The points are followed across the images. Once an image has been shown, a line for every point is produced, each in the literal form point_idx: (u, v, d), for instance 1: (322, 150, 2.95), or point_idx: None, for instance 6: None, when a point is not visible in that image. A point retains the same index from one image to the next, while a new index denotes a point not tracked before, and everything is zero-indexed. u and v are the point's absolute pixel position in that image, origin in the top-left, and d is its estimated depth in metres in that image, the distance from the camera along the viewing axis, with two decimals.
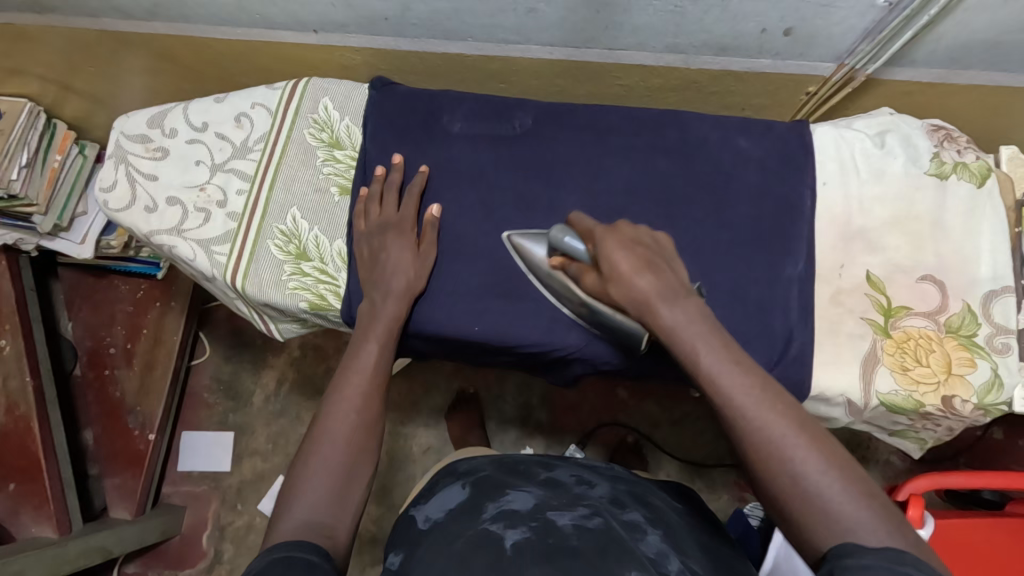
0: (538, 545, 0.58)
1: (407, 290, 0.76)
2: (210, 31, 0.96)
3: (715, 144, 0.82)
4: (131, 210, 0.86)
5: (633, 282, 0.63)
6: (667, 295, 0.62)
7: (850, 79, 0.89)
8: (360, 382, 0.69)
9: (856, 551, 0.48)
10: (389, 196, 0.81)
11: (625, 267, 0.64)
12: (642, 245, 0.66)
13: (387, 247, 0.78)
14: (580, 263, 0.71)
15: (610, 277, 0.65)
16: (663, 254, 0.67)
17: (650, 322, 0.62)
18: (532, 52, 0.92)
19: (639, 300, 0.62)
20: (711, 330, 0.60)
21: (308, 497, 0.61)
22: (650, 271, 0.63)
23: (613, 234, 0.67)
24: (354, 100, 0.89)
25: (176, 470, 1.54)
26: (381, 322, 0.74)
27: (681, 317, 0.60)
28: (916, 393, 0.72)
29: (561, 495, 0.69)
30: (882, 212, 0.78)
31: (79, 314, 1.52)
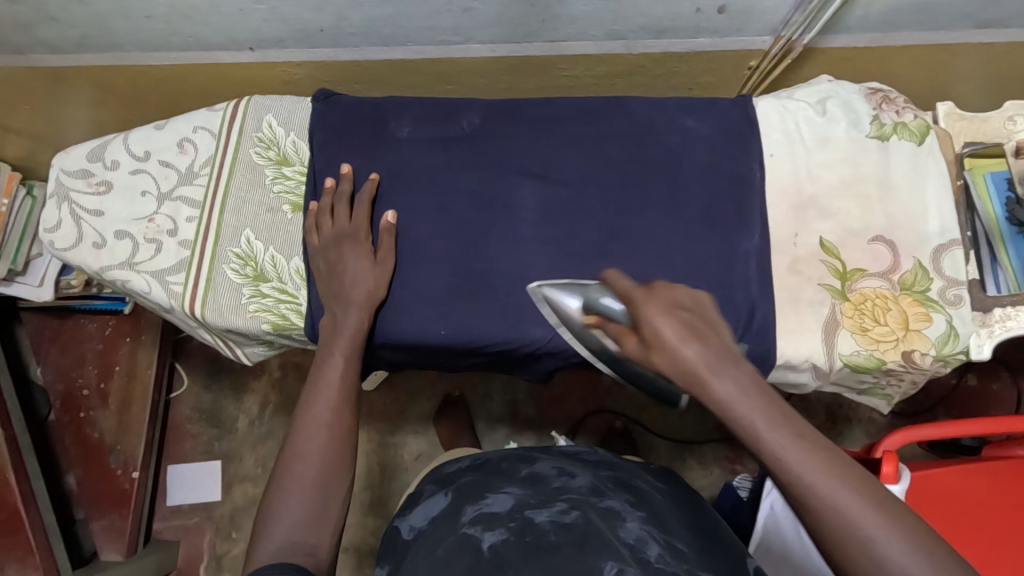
0: (514, 547, 0.59)
1: (368, 299, 0.76)
2: (144, 57, 0.94)
3: (662, 127, 0.82)
4: (79, 248, 0.84)
5: (680, 351, 0.54)
6: (719, 364, 0.53)
7: (789, 51, 0.90)
8: (328, 398, 0.68)
9: None
10: (340, 207, 0.80)
11: (668, 330, 0.55)
12: (685, 308, 0.57)
13: (343, 258, 0.77)
14: (619, 324, 0.62)
15: (653, 342, 0.56)
16: (708, 318, 0.58)
17: (698, 394, 0.54)
18: (473, 51, 0.92)
19: (690, 372, 0.53)
20: (772, 403, 0.52)
21: (285, 518, 0.59)
22: (698, 340, 0.54)
23: (653, 297, 0.58)
24: (298, 115, 0.88)
25: (166, 505, 1.51)
26: (344, 334, 0.73)
27: (736, 390, 0.52)
28: (878, 351, 0.73)
29: (542, 490, 0.69)
30: (830, 178, 0.79)
31: (48, 358, 1.49)
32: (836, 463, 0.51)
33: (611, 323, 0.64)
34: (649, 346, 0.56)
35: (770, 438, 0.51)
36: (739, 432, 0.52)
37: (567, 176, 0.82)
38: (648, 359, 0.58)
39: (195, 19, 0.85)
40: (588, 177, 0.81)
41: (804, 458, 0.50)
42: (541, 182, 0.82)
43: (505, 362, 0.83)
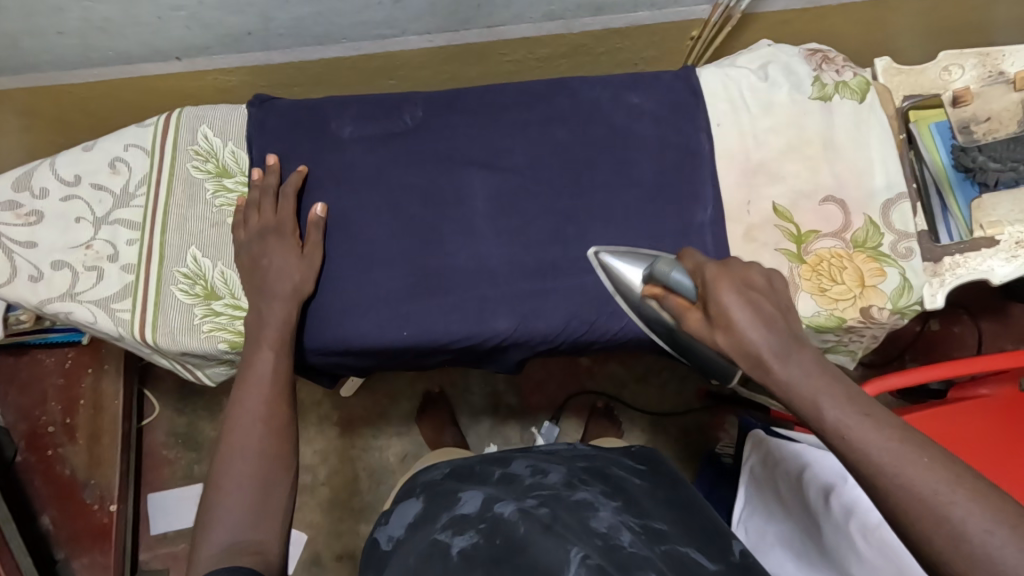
0: (483, 550, 0.58)
1: (295, 292, 0.74)
2: (66, 77, 0.90)
3: (607, 105, 0.81)
4: (14, 282, 0.79)
5: (745, 335, 0.52)
6: (784, 354, 0.52)
7: (728, 18, 0.90)
8: (257, 396, 0.69)
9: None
10: (267, 201, 0.77)
11: (737, 311, 0.53)
12: (758, 290, 0.55)
13: (263, 255, 0.75)
14: (682, 300, 0.59)
15: (717, 320, 0.54)
16: (782, 301, 0.56)
17: (762, 378, 0.53)
18: (410, 43, 0.89)
19: (753, 356, 0.52)
20: (840, 385, 0.50)
21: (225, 524, 0.61)
22: (766, 320, 0.53)
23: (726, 275, 0.55)
24: (234, 124, 0.84)
25: (150, 535, 1.47)
26: (270, 326, 0.72)
27: (801, 375, 0.51)
28: (837, 310, 0.74)
29: (514, 488, 0.69)
30: (777, 142, 0.79)
31: (6, 398, 1.43)
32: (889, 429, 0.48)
33: (673, 296, 0.60)
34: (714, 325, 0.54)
35: (827, 409, 0.49)
36: (799, 411, 0.51)
37: (517, 163, 0.80)
38: (710, 342, 0.56)
39: (111, 33, 0.81)
40: (538, 161, 0.80)
41: (860, 419, 0.48)
42: (490, 170, 0.81)
43: (461, 356, 0.82)
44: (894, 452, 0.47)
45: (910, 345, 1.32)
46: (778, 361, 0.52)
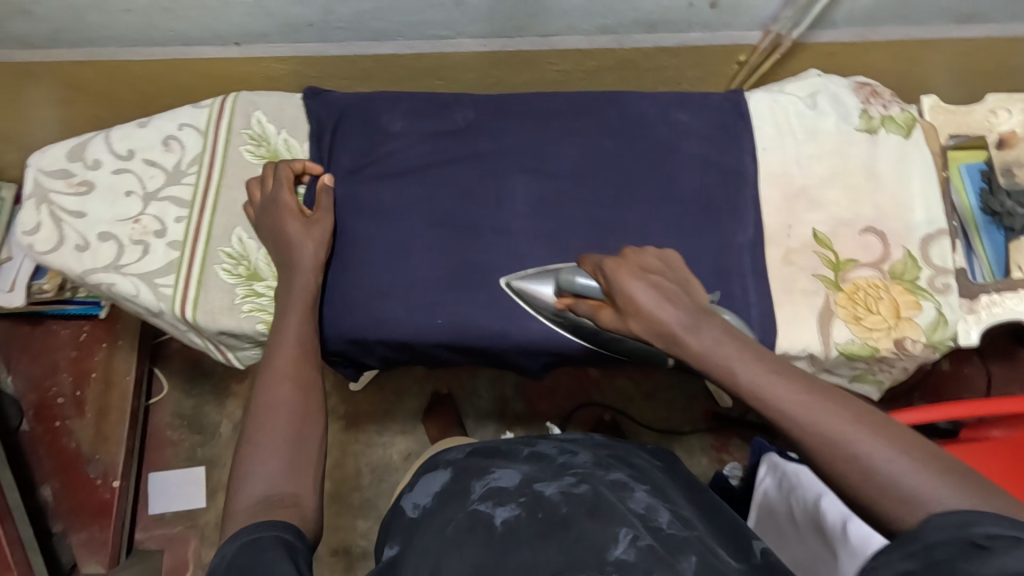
0: (527, 523, 0.59)
1: (316, 263, 0.75)
2: (123, 53, 0.91)
3: (656, 120, 0.83)
4: (60, 251, 0.80)
5: (656, 315, 0.54)
6: (692, 320, 0.54)
7: (777, 45, 0.91)
8: (296, 355, 0.68)
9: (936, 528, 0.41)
10: (270, 176, 0.79)
11: (643, 295, 0.55)
12: (654, 270, 0.58)
13: (304, 234, 0.76)
14: (591, 301, 0.64)
15: (624, 309, 0.56)
16: (682, 283, 0.59)
17: (682, 352, 0.54)
18: (464, 46, 0.91)
19: (666, 334, 0.54)
20: (752, 349, 0.52)
21: (259, 472, 0.58)
22: (670, 300, 0.55)
23: (623, 264, 0.59)
24: (288, 112, 0.86)
25: (148, 514, 1.47)
26: (297, 295, 0.73)
27: (713, 341, 0.52)
28: (871, 340, 0.75)
29: (546, 468, 0.70)
30: (820, 169, 0.81)
31: (18, 368, 1.44)
32: (799, 383, 0.49)
33: (582, 301, 0.65)
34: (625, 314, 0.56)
35: (737, 370, 0.50)
36: (717, 376, 0.52)
37: (564, 170, 0.81)
38: (627, 330, 0.58)
39: (175, 14, 0.83)
40: (583, 169, 0.81)
41: (769, 377, 0.50)
42: (537, 173, 0.81)
43: (489, 356, 0.82)
44: (801, 402, 0.48)
45: (920, 383, 1.32)
46: (687, 333, 0.53)
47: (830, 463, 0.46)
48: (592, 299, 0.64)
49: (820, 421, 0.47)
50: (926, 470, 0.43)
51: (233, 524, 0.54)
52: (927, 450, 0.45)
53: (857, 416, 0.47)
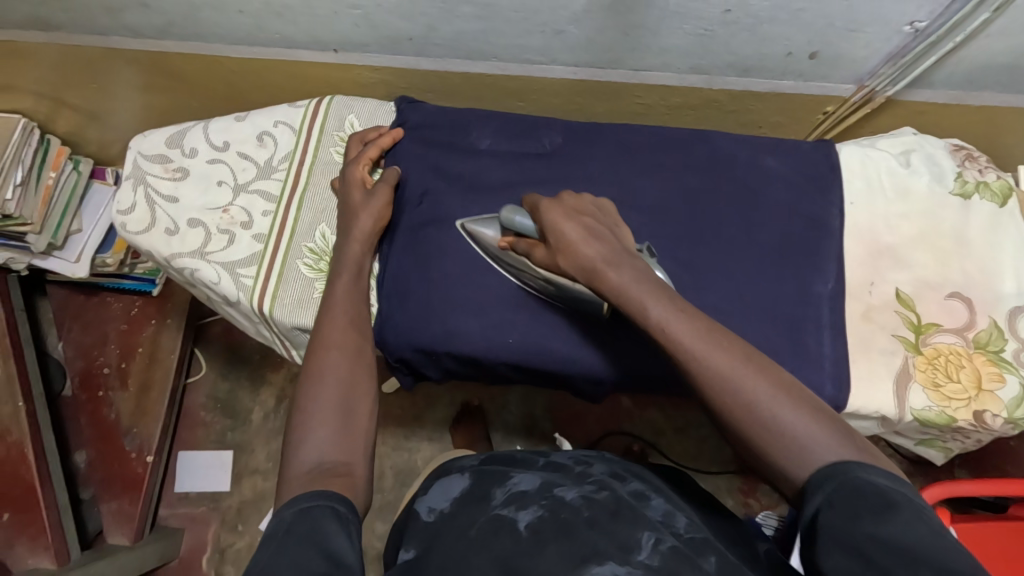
0: (550, 523, 0.60)
1: (371, 231, 0.79)
2: (224, 50, 0.94)
3: (743, 163, 0.83)
4: (151, 233, 0.84)
5: (582, 251, 0.64)
6: (613, 259, 0.62)
7: (869, 100, 0.91)
8: (345, 320, 0.70)
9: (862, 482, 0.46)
10: (354, 149, 0.85)
11: (567, 230, 0.65)
12: (585, 214, 0.68)
13: (363, 205, 0.80)
14: (530, 240, 0.72)
15: (556, 245, 0.66)
16: (607, 222, 0.69)
17: (600, 288, 0.62)
18: (555, 72, 0.92)
19: (587, 267, 0.63)
20: (659, 287, 0.60)
21: (315, 433, 0.59)
22: (595, 239, 0.65)
23: (558, 207, 0.69)
24: (380, 118, 0.89)
25: (173, 491, 1.50)
26: (348, 263, 0.76)
27: (630, 278, 0.60)
28: (949, 409, 0.73)
29: (565, 476, 0.71)
30: (908, 229, 0.80)
31: (70, 334, 1.48)
32: (700, 323, 0.56)
33: (522, 240, 0.73)
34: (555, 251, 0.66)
35: (648, 303, 0.58)
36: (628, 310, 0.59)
37: (648, 204, 0.81)
38: (556, 266, 0.68)
39: (284, 18, 0.86)
40: (667, 205, 0.81)
41: (675, 315, 0.56)
42: (621, 204, 0.81)
43: (551, 378, 0.83)
44: (696, 337, 0.54)
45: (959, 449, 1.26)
46: (610, 268, 0.62)
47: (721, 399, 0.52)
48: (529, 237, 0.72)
49: (714, 359, 0.53)
50: (802, 413, 0.50)
51: (290, 488, 0.55)
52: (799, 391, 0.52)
53: (748, 358, 0.53)
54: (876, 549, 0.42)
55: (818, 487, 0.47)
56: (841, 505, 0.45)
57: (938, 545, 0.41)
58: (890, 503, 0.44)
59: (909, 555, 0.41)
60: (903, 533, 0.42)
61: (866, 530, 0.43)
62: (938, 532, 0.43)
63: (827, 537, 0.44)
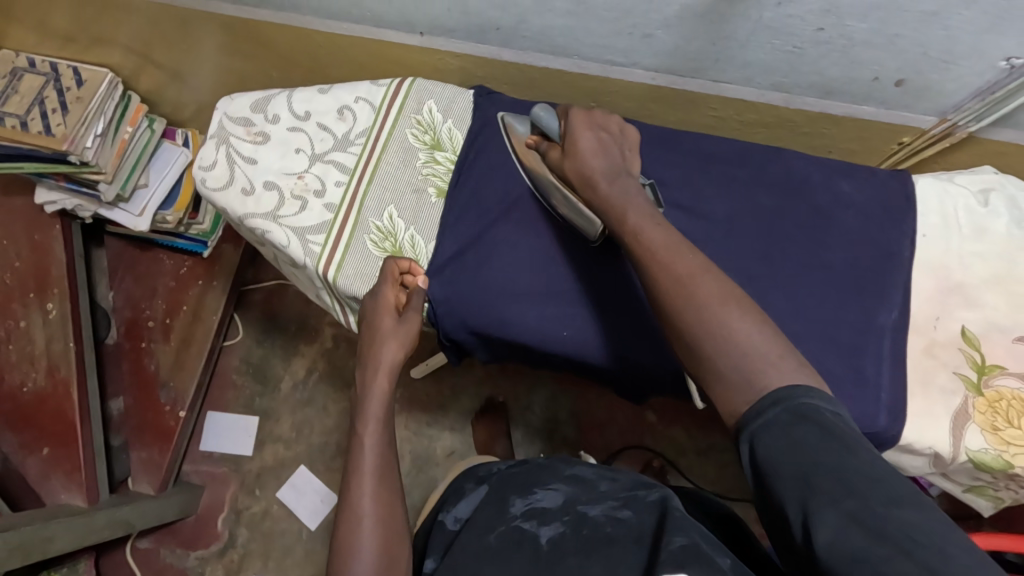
0: (571, 539, 0.66)
1: (396, 362, 0.74)
2: (315, 23, 0.98)
3: (818, 185, 0.82)
4: (228, 191, 0.87)
5: (589, 157, 0.74)
6: (609, 175, 0.73)
7: (949, 134, 0.90)
8: (373, 436, 0.70)
9: (799, 404, 0.51)
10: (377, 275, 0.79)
11: (583, 138, 0.75)
12: (608, 131, 0.77)
13: (391, 333, 0.75)
14: (551, 142, 0.80)
15: (570, 148, 0.75)
16: (625, 145, 0.78)
17: (590, 194, 0.73)
18: (633, 76, 0.93)
19: (588, 171, 0.73)
20: (641, 202, 0.70)
21: None
22: (603, 152, 0.74)
23: (585, 117, 0.78)
24: (458, 105, 0.91)
25: (198, 449, 1.54)
26: (381, 373, 0.73)
27: (619, 194, 0.70)
28: (1007, 453, 0.72)
29: (589, 490, 0.74)
30: (980, 269, 0.78)
31: (121, 284, 1.53)
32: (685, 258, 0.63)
33: (542, 140, 0.81)
34: (566, 150, 0.76)
35: (641, 228, 0.66)
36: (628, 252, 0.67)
37: (716, 214, 0.82)
38: (560, 165, 0.77)
39: None
40: (737, 217, 0.81)
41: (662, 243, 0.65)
42: (689, 212, 0.82)
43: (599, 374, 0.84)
44: (680, 272, 0.62)
45: None
46: (604, 180, 0.72)
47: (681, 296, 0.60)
48: (548, 137, 0.80)
49: (693, 292, 0.60)
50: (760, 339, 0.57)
51: None
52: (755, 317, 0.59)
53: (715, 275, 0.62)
54: (807, 475, 0.47)
55: (765, 413, 0.52)
56: (775, 437, 0.50)
57: (871, 469, 0.46)
58: (834, 439, 0.48)
59: (851, 484, 0.45)
60: (843, 464, 0.47)
61: (807, 460, 0.47)
62: (873, 462, 0.47)
63: (771, 467, 0.49)
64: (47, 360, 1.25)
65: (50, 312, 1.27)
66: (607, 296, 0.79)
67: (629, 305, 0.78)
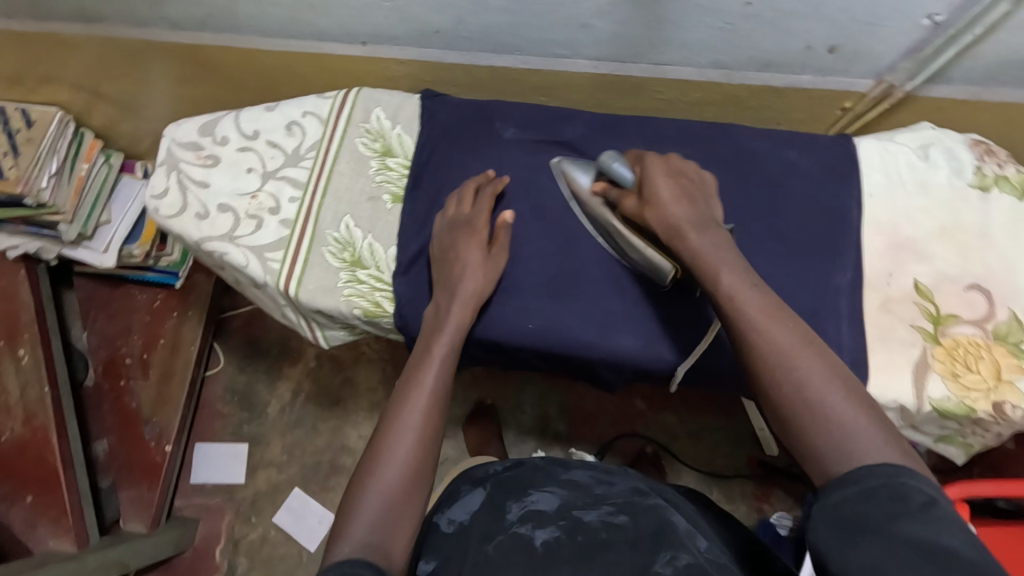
0: (566, 544, 0.67)
1: (476, 293, 0.76)
2: (257, 42, 0.98)
3: (764, 156, 0.84)
4: (182, 217, 0.86)
5: (670, 206, 0.68)
6: (699, 223, 0.67)
7: (887, 96, 0.92)
8: (429, 379, 0.69)
9: (898, 474, 0.48)
10: (468, 199, 0.81)
11: (665, 189, 0.69)
12: (686, 177, 0.72)
13: (477, 263, 0.77)
14: (623, 188, 0.75)
15: (648, 199, 0.70)
16: (705, 192, 0.72)
17: (679, 247, 0.67)
18: (577, 66, 0.94)
19: (672, 225, 0.67)
20: (736, 259, 0.64)
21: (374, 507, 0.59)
22: (685, 200, 0.69)
23: (661, 163, 0.73)
24: (405, 111, 0.91)
25: (189, 482, 1.52)
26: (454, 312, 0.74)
27: (709, 244, 0.65)
28: (969, 400, 0.73)
29: (585, 494, 0.77)
30: (928, 222, 0.80)
31: (95, 324, 1.51)
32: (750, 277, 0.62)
33: (613, 188, 0.76)
34: (645, 203, 0.70)
35: (724, 273, 0.63)
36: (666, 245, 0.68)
37: None
38: (641, 218, 0.71)
39: (317, 10, 0.89)
40: None
41: (747, 289, 0.61)
42: None
43: (574, 366, 0.84)
44: (738, 288, 0.61)
45: None
46: (693, 230, 0.66)
47: (772, 372, 0.56)
48: (621, 187, 0.74)
49: (745, 299, 0.60)
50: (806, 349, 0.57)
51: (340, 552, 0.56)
52: (855, 388, 0.55)
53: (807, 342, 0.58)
54: (868, 521, 0.45)
55: (862, 479, 0.48)
56: (871, 497, 0.47)
57: (972, 554, 0.42)
58: (932, 510, 0.45)
59: (939, 557, 0.42)
60: (934, 534, 0.43)
61: (896, 523, 0.44)
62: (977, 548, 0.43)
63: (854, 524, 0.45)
64: (23, 407, 1.23)
65: (22, 358, 1.25)
66: (587, 281, 0.80)
67: (596, 290, 0.80)
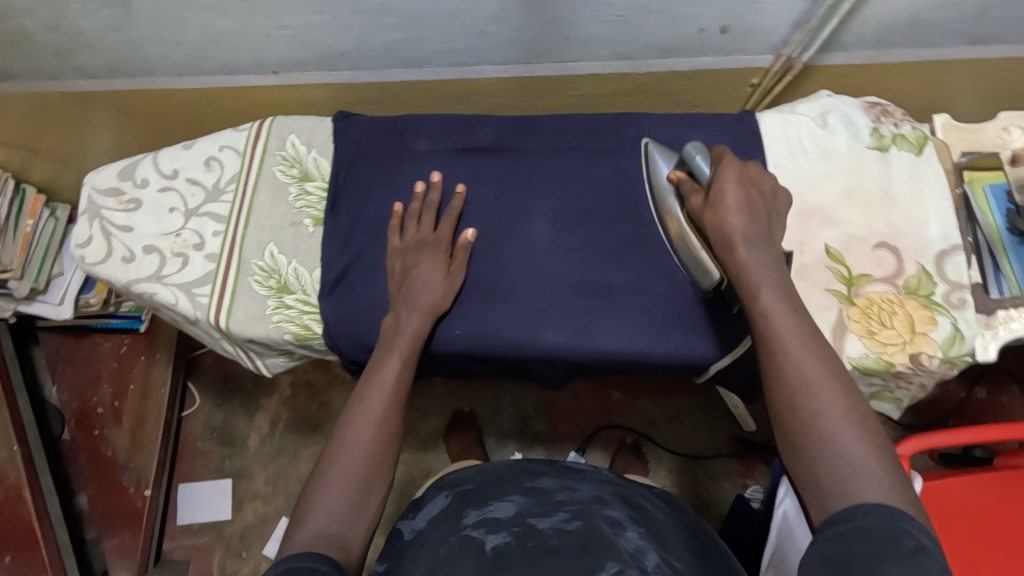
0: (516, 549, 0.67)
1: (432, 307, 0.77)
2: (173, 83, 0.99)
3: (670, 141, 0.86)
4: (108, 263, 0.87)
5: (728, 216, 0.69)
6: (752, 239, 0.68)
7: (788, 70, 0.94)
8: (383, 396, 0.72)
9: (885, 511, 0.51)
10: (427, 215, 0.83)
11: (732, 198, 0.69)
12: (756, 188, 0.72)
13: (436, 283, 0.78)
14: (696, 183, 0.75)
15: (713, 201, 0.71)
16: (773, 209, 0.73)
17: (728, 258, 0.69)
18: (486, 72, 0.95)
19: (725, 235, 0.69)
20: (780, 277, 0.67)
21: (327, 508, 0.64)
22: (747, 212, 0.69)
23: (737, 167, 0.72)
24: (319, 134, 0.92)
25: (176, 525, 1.49)
26: (404, 336, 0.75)
27: (756, 259, 0.67)
28: (886, 354, 0.75)
29: (544, 502, 0.76)
30: (833, 187, 0.82)
31: (64, 376, 1.50)
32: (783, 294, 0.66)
33: (688, 182, 0.75)
34: (709, 204, 0.71)
35: (764, 291, 0.65)
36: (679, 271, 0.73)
37: (581, 189, 0.85)
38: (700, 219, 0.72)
39: (223, 46, 0.90)
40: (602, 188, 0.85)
41: (783, 308, 0.64)
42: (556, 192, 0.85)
43: (510, 366, 0.86)
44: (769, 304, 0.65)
45: (955, 411, 1.27)
46: (742, 245, 0.68)
47: (793, 394, 0.60)
48: (696, 182, 0.75)
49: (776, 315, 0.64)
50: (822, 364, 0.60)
51: (291, 549, 0.60)
52: (875, 429, 0.58)
53: (837, 377, 0.60)
54: (853, 559, 0.48)
55: (855, 516, 0.51)
56: (860, 537, 0.50)
57: None
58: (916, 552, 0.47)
59: None
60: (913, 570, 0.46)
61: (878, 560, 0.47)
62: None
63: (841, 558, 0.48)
64: None
65: None
66: (527, 281, 0.82)
67: (523, 288, 0.81)
